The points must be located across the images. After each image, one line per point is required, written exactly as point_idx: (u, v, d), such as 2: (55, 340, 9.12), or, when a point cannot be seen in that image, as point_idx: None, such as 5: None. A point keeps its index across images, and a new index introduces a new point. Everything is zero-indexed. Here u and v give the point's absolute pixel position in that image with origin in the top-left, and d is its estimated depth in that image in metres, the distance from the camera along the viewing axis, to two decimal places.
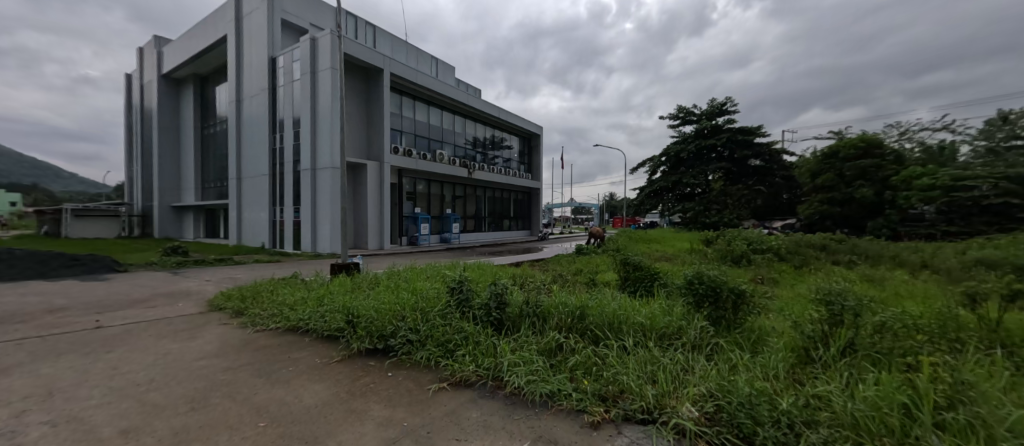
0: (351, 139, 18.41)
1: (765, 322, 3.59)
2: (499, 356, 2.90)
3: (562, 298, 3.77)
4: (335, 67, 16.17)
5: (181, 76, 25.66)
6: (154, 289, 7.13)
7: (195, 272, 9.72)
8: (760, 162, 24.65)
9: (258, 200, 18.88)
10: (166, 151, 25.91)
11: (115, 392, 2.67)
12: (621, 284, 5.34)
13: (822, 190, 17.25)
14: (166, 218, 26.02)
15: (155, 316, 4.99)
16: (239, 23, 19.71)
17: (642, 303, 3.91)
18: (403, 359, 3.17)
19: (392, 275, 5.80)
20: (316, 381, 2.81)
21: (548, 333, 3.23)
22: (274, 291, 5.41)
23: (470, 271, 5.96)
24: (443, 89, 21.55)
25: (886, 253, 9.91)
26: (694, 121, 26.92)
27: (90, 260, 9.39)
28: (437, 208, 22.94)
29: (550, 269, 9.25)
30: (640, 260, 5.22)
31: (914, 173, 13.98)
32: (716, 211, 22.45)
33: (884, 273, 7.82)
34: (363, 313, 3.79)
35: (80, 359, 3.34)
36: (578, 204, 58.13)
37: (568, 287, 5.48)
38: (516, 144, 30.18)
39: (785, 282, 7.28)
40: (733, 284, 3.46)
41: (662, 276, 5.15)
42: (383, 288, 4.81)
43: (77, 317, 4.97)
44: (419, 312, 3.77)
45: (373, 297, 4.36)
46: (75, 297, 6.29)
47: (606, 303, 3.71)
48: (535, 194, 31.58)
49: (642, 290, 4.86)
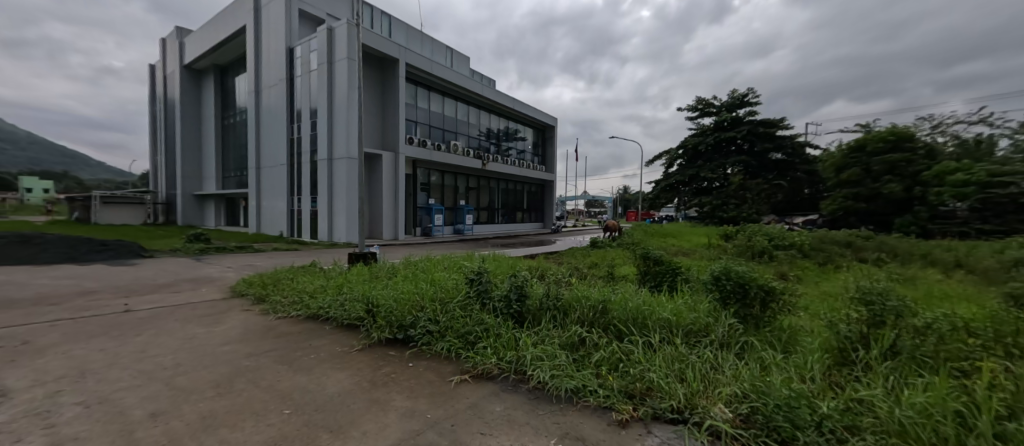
0: (365, 129, 18.48)
1: (795, 321, 3.48)
2: (521, 350, 2.85)
3: (583, 292, 3.71)
4: (351, 57, 16.22)
5: (202, 66, 26.17)
6: (180, 275, 7.36)
7: (220, 258, 10.06)
8: (782, 156, 24.01)
9: (277, 189, 19.20)
10: (189, 141, 26.52)
11: (143, 375, 2.71)
12: (640, 279, 5.26)
13: (847, 185, 16.77)
14: (188, 206, 26.75)
15: (181, 301, 5.11)
16: (258, 14, 19.93)
17: (665, 297, 3.82)
18: (423, 349, 3.14)
19: (410, 265, 5.82)
20: (339, 369, 2.82)
21: (570, 327, 3.18)
22: (294, 278, 5.47)
23: (487, 263, 5.96)
24: (457, 79, 21.43)
25: (916, 251, 9.57)
26: (714, 114, 26.35)
27: (117, 246, 9.71)
28: (451, 199, 23.02)
29: (565, 262, 9.28)
30: (660, 254, 5.12)
31: (947, 168, 13.37)
32: (734, 206, 22.06)
33: (917, 272, 7.55)
34: (385, 302, 3.78)
35: (110, 342, 3.41)
36: (592, 197, 57.42)
37: (586, 281, 5.44)
38: (530, 135, 29.98)
39: (809, 279, 7.03)
40: (762, 281, 3.38)
41: (683, 270, 5.10)
42: (402, 278, 4.81)
43: (108, 300, 5.12)
44: (438, 302, 3.75)
45: (393, 287, 4.35)
46: (105, 281, 6.50)
47: (628, 298, 3.61)
48: (548, 186, 31.39)
49: (660, 285, 4.81)
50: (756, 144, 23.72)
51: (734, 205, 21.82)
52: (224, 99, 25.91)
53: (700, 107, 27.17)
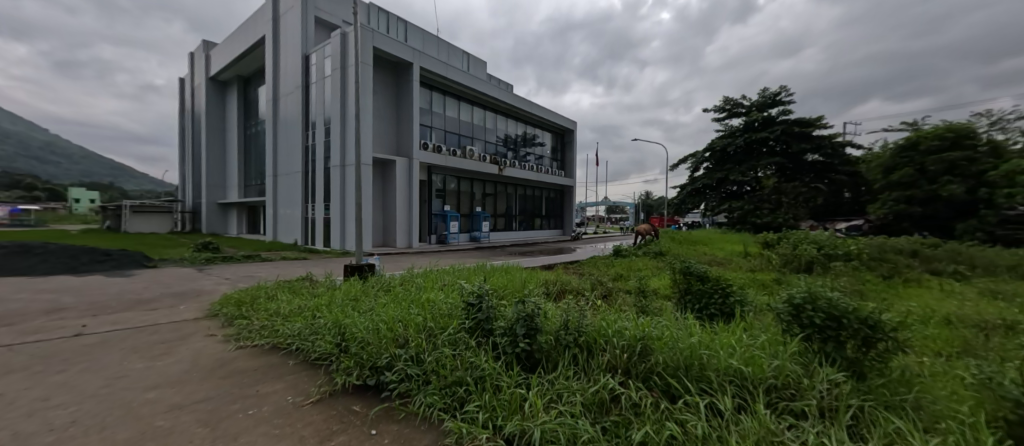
0: (379, 135, 18.11)
1: (913, 372, 2.51)
2: (529, 419, 2.00)
3: (612, 322, 2.82)
4: (364, 61, 15.92)
5: (226, 78, 26.70)
6: (169, 288, 6.83)
7: (223, 268, 9.65)
8: (820, 157, 22.34)
9: (293, 197, 19.02)
10: (213, 151, 27.08)
11: (12, 443, 2.00)
12: (680, 300, 4.34)
13: (898, 187, 15.23)
14: (212, 214, 27.21)
15: (149, 322, 4.49)
16: (276, 24, 20.04)
17: (720, 330, 2.90)
18: (397, 406, 2.34)
19: (406, 281, 5.05)
20: (271, 440, 2.02)
21: (599, 379, 2.32)
22: (274, 296, 4.76)
23: (495, 278, 5.16)
24: (473, 83, 20.93)
25: (1000, 263, 8.20)
26: (743, 114, 24.91)
27: (120, 257, 9.43)
28: (467, 206, 22.33)
29: (586, 273, 8.42)
30: (705, 269, 4.21)
31: (1019, 167, 11.72)
32: (768, 211, 20.58)
33: (1013, 288, 6.25)
34: (360, 334, 3.00)
35: (18, 382, 2.75)
36: (613, 203, 55.88)
37: (613, 303, 4.55)
38: (549, 140, 29.17)
39: (876, 297, 5.90)
40: (865, 312, 2.45)
41: (735, 288, 4.17)
42: (390, 298, 4.03)
43: (69, 320, 4.54)
44: (426, 334, 2.94)
45: (376, 310, 3.59)
46: (87, 295, 6.02)
47: (676, 331, 2.70)
48: (567, 192, 30.43)
49: (707, 309, 3.90)
50: (791, 144, 22.13)
51: (769, 210, 20.52)
52: (246, 109, 26.28)
53: (728, 107, 25.79)
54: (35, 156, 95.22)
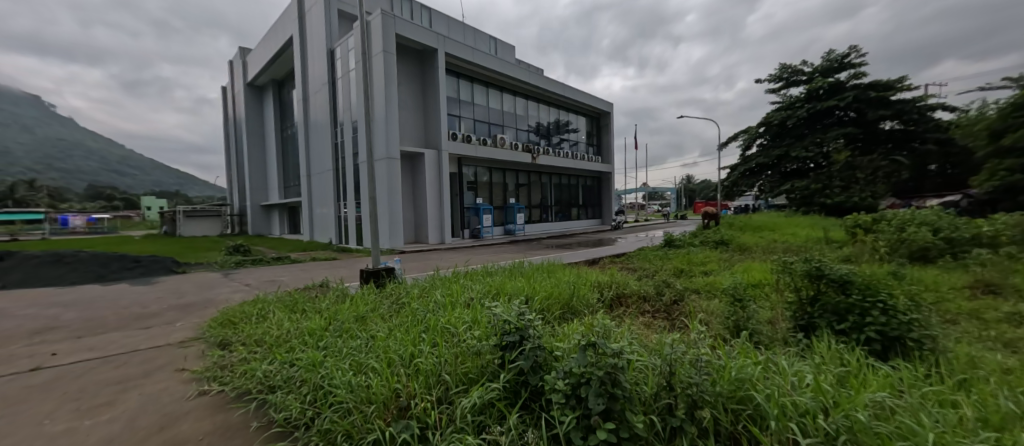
0: (406, 127, 17.40)
1: None
2: None
3: (752, 385, 1.61)
4: (387, 50, 15.12)
5: (262, 83, 27.19)
6: (181, 298, 6.26)
7: (248, 272, 9.17)
8: (897, 125, 19.29)
9: (325, 196, 18.86)
10: (255, 155, 27.78)
11: None
12: (801, 317, 3.02)
13: (1011, 153, 12.38)
14: (256, 216, 28.13)
15: (127, 348, 3.75)
16: (302, 21, 19.78)
17: (952, 402, 1.60)
18: None
19: (427, 291, 4.04)
20: None
21: None
22: (271, 314, 3.88)
23: (536, 284, 4.03)
24: (502, 67, 19.71)
25: None
26: (805, 81, 22.00)
27: (149, 263, 9.23)
28: (500, 198, 21.28)
29: (641, 270, 7.16)
30: (847, 274, 2.89)
31: None
32: (841, 190, 17.83)
33: None
34: (339, 393, 1.97)
35: None
36: (652, 188, 52.84)
37: (704, 325, 3.32)
38: (584, 125, 27.45)
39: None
40: None
41: (899, 301, 2.81)
42: (400, 321, 3.01)
43: (45, 346, 3.90)
44: (439, 397, 1.87)
45: (375, 343, 2.56)
46: (87, 310, 5.50)
47: (885, 412, 1.43)
48: (606, 179, 28.63)
49: (858, 332, 2.60)
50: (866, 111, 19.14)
51: (842, 188, 17.83)
52: (282, 112, 26.65)
53: (785, 75, 22.96)
54: (114, 169, 105.25)
